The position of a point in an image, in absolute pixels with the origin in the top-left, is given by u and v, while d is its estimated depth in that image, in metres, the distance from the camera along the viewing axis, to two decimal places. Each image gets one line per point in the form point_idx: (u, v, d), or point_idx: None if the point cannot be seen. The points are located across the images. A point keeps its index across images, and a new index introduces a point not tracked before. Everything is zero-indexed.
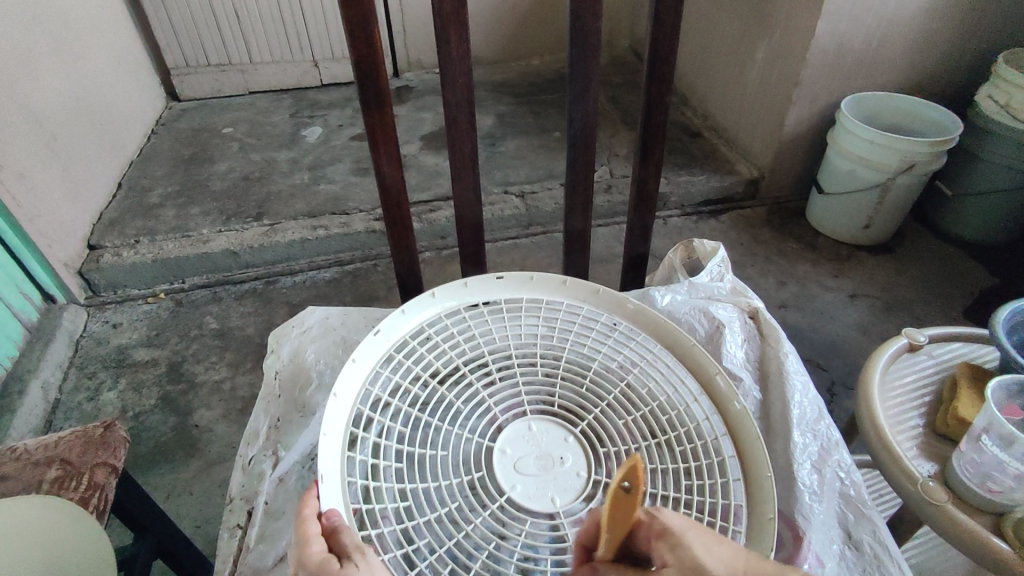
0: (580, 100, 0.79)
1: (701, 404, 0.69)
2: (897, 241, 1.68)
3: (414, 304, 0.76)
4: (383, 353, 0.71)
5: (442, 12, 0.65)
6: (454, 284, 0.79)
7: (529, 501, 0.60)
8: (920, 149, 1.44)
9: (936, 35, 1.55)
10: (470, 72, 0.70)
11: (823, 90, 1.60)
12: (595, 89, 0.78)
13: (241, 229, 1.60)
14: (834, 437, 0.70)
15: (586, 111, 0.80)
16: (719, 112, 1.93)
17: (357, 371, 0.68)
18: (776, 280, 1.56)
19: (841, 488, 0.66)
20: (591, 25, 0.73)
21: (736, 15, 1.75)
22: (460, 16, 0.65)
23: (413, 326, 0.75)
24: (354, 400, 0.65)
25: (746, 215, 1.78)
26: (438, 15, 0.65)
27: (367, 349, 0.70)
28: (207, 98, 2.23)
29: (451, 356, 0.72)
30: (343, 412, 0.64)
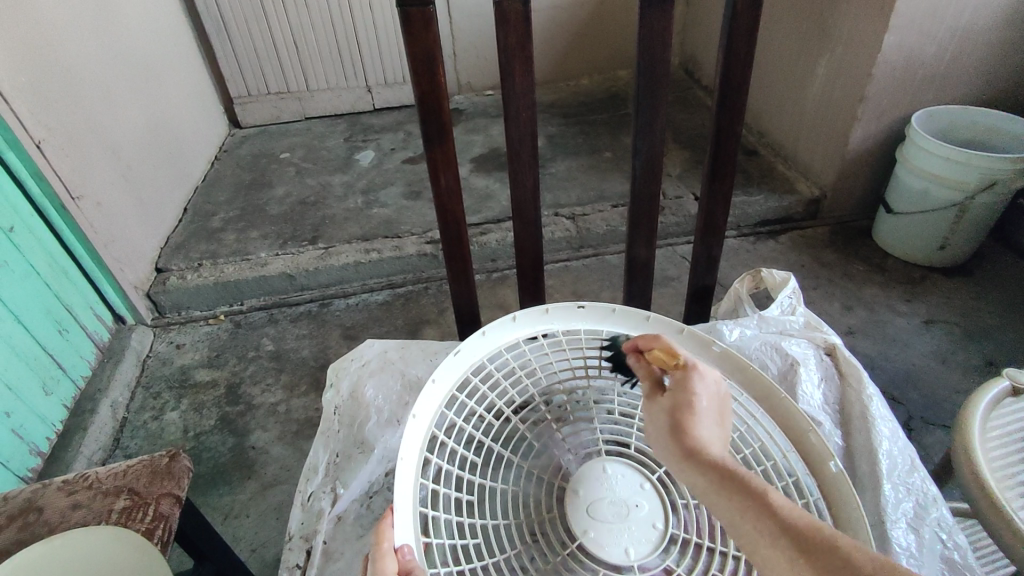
0: (645, 131, 0.77)
1: (791, 460, 0.64)
2: (975, 263, 1.57)
3: (496, 325, 0.73)
4: (458, 378, 0.68)
5: (507, 46, 0.64)
6: (535, 310, 0.75)
7: (603, 551, 0.58)
8: (1003, 166, 1.35)
9: (1018, 44, 1.46)
10: (534, 106, 0.69)
11: (891, 106, 1.53)
12: (661, 120, 0.76)
13: (297, 253, 1.64)
14: (931, 492, 0.64)
15: (652, 142, 0.78)
16: (777, 129, 1.87)
17: (434, 393, 0.65)
18: (842, 304, 1.48)
19: (942, 551, 0.60)
20: (659, 55, 0.71)
21: (794, 31, 1.70)
22: (524, 49, 0.65)
23: (490, 351, 0.71)
24: (430, 423, 0.62)
25: (807, 236, 1.71)
26: (503, 50, 0.65)
27: (447, 370, 0.67)
28: (267, 124, 2.32)
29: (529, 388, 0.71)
30: (420, 437, 0.61)
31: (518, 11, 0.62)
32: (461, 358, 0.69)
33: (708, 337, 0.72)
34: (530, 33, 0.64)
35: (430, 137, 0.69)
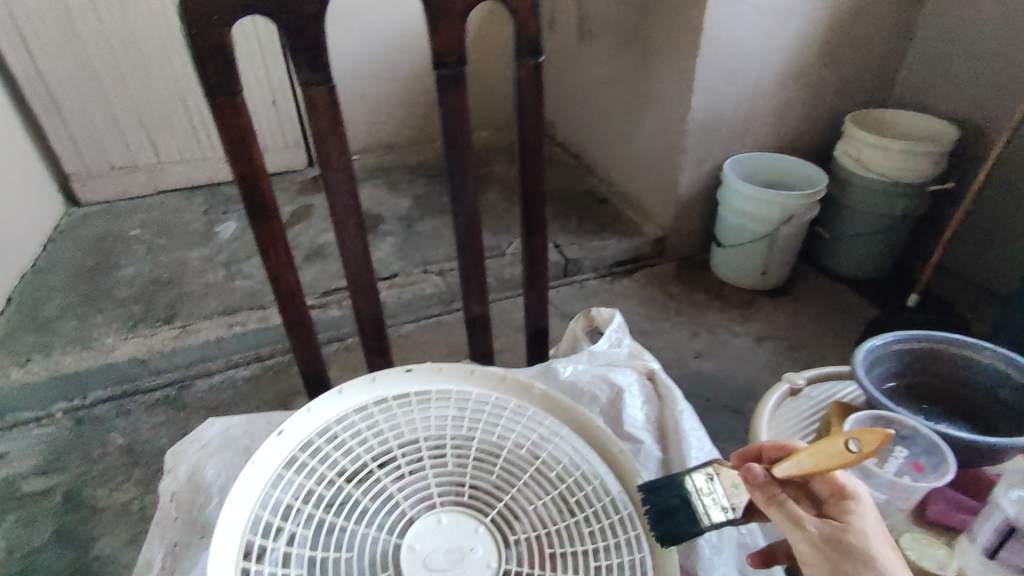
0: (461, 197, 0.77)
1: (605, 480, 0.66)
2: (791, 284, 1.82)
3: (320, 399, 0.70)
4: (279, 462, 0.65)
5: (318, 126, 0.66)
6: (362, 378, 0.73)
7: None
8: (795, 202, 1.60)
9: (796, 100, 1.75)
10: (353, 179, 0.70)
11: (707, 155, 1.76)
12: (474, 186, 0.77)
13: (149, 334, 1.54)
14: None
15: (468, 207, 0.79)
16: (621, 180, 2.08)
17: (257, 476, 0.62)
18: (689, 331, 1.64)
19: (739, 539, 0.71)
20: (463, 125, 0.72)
21: (623, 93, 1.93)
22: (337, 129, 0.66)
23: (319, 425, 0.69)
24: (251, 509, 0.60)
25: (656, 272, 1.88)
26: (314, 132, 0.66)
27: (269, 451, 0.65)
28: (113, 201, 2.18)
29: (359, 453, 0.67)
30: (240, 523, 0.59)
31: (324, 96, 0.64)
32: (284, 439, 0.66)
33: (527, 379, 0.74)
34: (341, 114, 0.66)
35: (254, 217, 0.69)
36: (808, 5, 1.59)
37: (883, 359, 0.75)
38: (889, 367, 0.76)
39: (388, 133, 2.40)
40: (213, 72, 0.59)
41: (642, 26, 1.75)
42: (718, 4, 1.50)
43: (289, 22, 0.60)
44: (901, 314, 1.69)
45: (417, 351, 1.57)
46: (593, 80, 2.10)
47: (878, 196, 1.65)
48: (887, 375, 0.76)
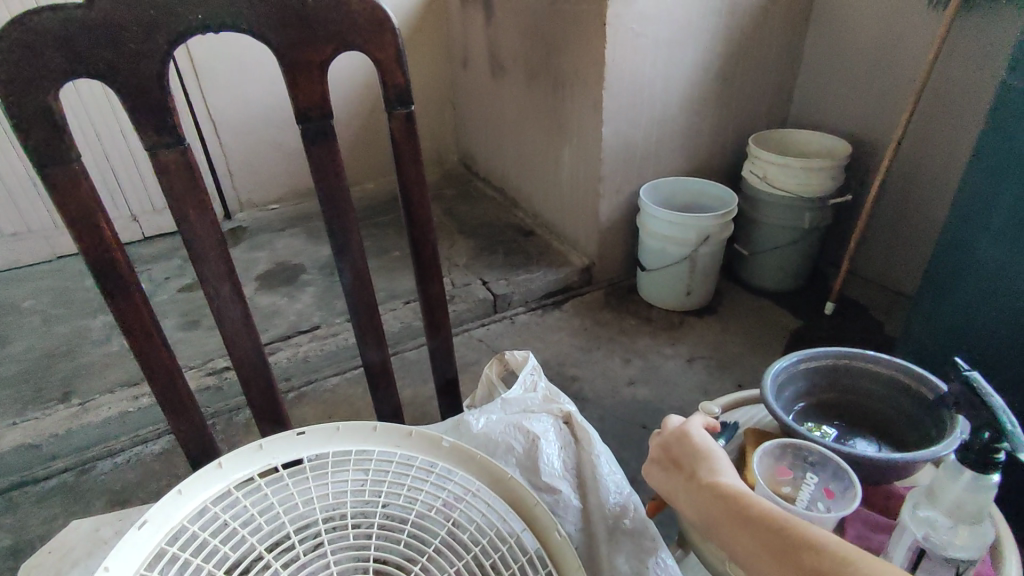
0: (344, 253, 0.72)
1: (524, 536, 0.61)
2: (715, 302, 1.86)
3: (195, 479, 0.60)
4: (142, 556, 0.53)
5: (174, 192, 0.60)
6: (244, 450, 0.64)
7: None
8: (710, 222, 1.65)
9: (702, 125, 1.82)
10: (223, 240, 0.64)
11: (623, 182, 1.79)
12: (359, 239, 0.72)
13: (42, 416, 1.40)
14: (650, 533, 0.66)
15: (354, 263, 0.73)
16: (545, 211, 2.09)
17: None
18: (621, 358, 1.64)
19: None
20: (337, 185, 0.68)
21: (539, 127, 1.96)
22: (196, 192, 0.61)
23: (194, 508, 0.58)
24: None
25: (586, 301, 1.88)
26: (170, 199, 0.60)
27: (128, 549, 0.52)
28: (3, 270, 2.00)
29: (245, 536, 0.57)
30: None
31: (177, 158, 0.59)
32: (151, 529, 0.55)
33: (431, 433, 0.70)
34: (198, 175, 0.61)
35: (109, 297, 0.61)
36: (702, 35, 1.67)
37: (791, 379, 0.76)
38: (798, 386, 0.77)
39: (307, 179, 2.34)
40: (39, 148, 0.53)
41: (550, 62, 1.79)
42: (617, 39, 1.55)
43: (123, 81, 0.54)
44: (820, 323, 1.75)
45: (345, 406, 1.49)
46: (509, 116, 2.12)
47: (786, 212, 1.72)
48: (796, 397, 0.77)
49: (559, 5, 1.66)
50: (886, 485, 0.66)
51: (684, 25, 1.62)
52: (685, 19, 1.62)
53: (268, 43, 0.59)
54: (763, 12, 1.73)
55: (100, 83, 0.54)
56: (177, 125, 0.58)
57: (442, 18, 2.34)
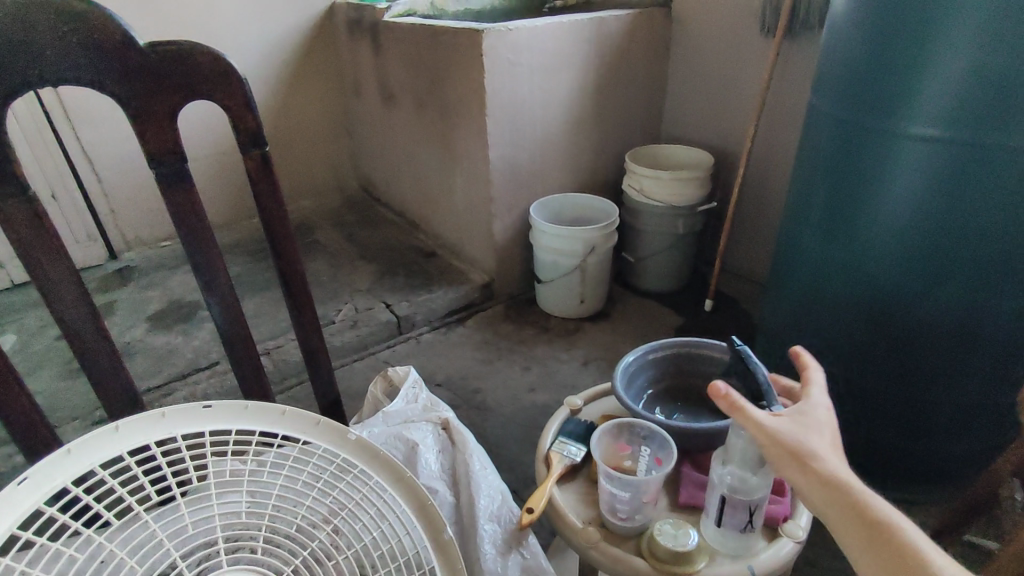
0: (211, 289, 0.80)
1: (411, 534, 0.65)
2: (608, 307, 2.00)
3: (87, 439, 0.58)
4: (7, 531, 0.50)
5: (24, 244, 0.65)
6: (147, 416, 0.63)
7: None
8: (594, 234, 1.78)
9: (582, 144, 1.96)
10: (82, 284, 0.70)
11: (514, 201, 1.89)
12: (225, 274, 0.80)
13: None
14: (514, 513, 0.78)
15: (222, 296, 0.81)
16: (445, 232, 2.15)
17: None
18: (522, 367, 1.72)
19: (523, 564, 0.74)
20: (200, 221, 0.76)
21: (431, 151, 2.03)
22: (49, 244, 0.66)
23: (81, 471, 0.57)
24: None
25: (488, 316, 1.96)
26: (21, 251, 0.65)
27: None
28: None
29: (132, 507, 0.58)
30: None
31: (25, 211, 0.64)
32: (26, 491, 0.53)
33: (342, 425, 0.70)
34: (50, 225, 0.66)
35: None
36: (573, 62, 1.81)
37: (636, 373, 0.92)
38: (641, 380, 0.93)
39: None
40: None
41: (436, 90, 1.87)
42: (494, 68, 1.65)
43: None
44: (698, 319, 1.92)
45: None
46: (403, 141, 2.18)
47: (662, 219, 1.88)
48: (646, 385, 0.94)
49: (440, 37, 1.75)
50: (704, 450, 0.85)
51: (555, 54, 1.76)
52: (555, 48, 1.75)
53: (110, 96, 0.66)
54: (627, 40, 1.90)
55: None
56: (22, 178, 0.64)
57: (331, 48, 2.37)
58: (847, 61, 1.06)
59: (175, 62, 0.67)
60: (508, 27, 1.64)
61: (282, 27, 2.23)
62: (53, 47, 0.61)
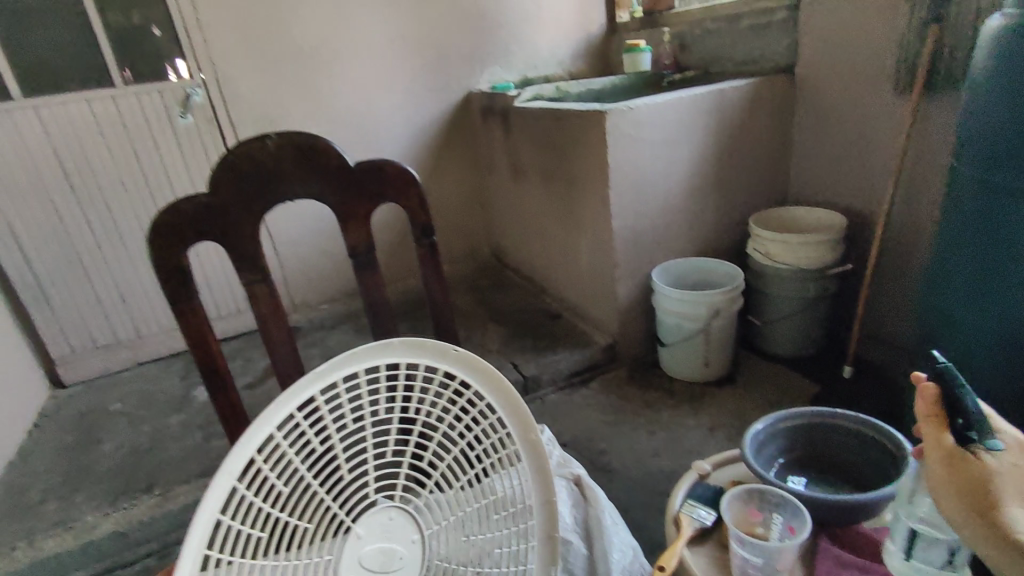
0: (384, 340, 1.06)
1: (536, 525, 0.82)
2: (735, 372, 1.96)
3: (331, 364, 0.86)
4: (265, 433, 0.82)
5: (264, 316, 0.96)
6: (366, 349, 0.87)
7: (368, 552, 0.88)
8: (719, 299, 1.78)
9: (704, 210, 2.00)
10: (295, 346, 1.00)
11: (637, 266, 1.96)
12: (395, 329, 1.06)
13: (130, 506, 1.58)
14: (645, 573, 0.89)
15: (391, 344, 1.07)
16: (570, 296, 2.26)
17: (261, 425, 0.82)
18: (646, 430, 1.73)
19: None
20: (378, 288, 1.03)
21: (557, 221, 2.18)
22: (277, 316, 0.97)
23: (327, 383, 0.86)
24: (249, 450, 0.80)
25: (611, 378, 2.01)
26: (260, 320, 0.96)
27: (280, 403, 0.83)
28: (94, 378, 2.28)
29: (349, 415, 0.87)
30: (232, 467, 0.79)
31: (265, 290, 0.95)
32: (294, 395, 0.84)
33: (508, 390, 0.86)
34: (280, 303, 0.97)
35: (216, 389, 0.95)
36: (694, 133, 1.88)
37: (763, 443, 0.93)
38: (766, 450, 0.93)
39: (354, 280, 2.59)
40: (173, 288, 0.88)
41: (563, 166, 2.03)
42: (617, 145, 1.77)
43: (228, 235, 0.90)
44: (838, 387, 1.81)
45: None
46: (531, 212, 2.36)
47: (791, 282, 1.84)
48: (776, 454, 0.95)
49: (566, 118, 1.91)
50: (852, 527, 0.85)
51: (676, 127, 1.84)
52: (676, 122, 1.84)
53: (328, 205, 0.96)
54: (749, 108, 1.94)
55: (218, 243, 0.90)
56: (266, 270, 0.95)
57: (467, 131, 2.65)
58: (986, 134, 1.11)
59: (370, 174, 0.96)
60: (630, 106, 1.76)
61: (427, 117, 2.54)
62: (299, 179, 0.93)
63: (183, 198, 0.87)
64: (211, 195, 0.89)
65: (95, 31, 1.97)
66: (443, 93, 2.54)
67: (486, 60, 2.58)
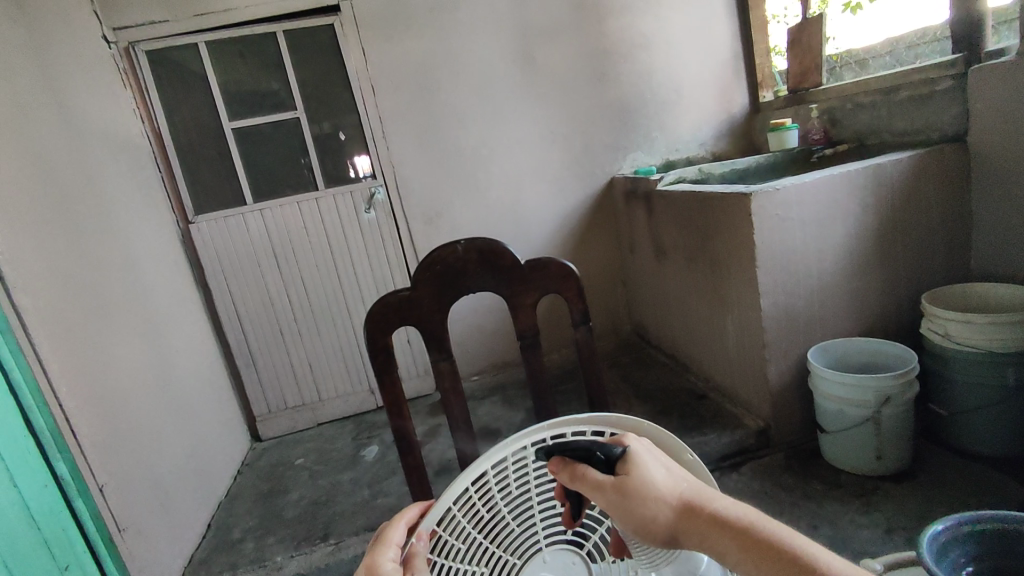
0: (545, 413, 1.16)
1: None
2: (915, 467, 1.76)
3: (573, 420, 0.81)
4: (502, 454, 0.80)
5: (445, 387, 1.11)
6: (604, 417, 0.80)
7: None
8: (889, 383, 1.64)
9: (866, 289, 1.89)
10: (469, 416, 1.13)
11: (791, 346, 1.88)
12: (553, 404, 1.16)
13: (310, 551, 1.78)
14: None
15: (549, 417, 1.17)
16: (717, 376, 2.21)
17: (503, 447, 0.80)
18: (808, 524, 1.61)
19: None
20: (541, 366, 1.15)
21: (702, 300, 2.18)
22: (456, 387, 1.11)
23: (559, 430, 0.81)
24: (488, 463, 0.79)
25: (765, 464, 1.90)
26: (442, 390, 1.11)
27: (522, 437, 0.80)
28: (284, 434, 2.65)
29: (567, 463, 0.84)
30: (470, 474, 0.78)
31: (447, 366, 1.10)
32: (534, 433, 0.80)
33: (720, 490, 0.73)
34: (459, 378, 1.11)
35: (405, 450, 1.11)
36: (851, 211, 1.82)
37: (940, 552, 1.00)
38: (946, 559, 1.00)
39: (503, 354, 2.76)
40: (380, 362, 1.06)
41: (708, 246, 2.05)
42: (765, 225, 1.76)
43: (423, 323, 1.08)
44: None
45: None
46: (673, 289, 2.39)
47: (980, 367, 1.64)
48: (961, 558, 1.02)
49: (709, 200, 1.96)
50: None
51: (829, 204, 1.80)
52: (830, 199, 1.80)
53: (502, 296, 1.11)
54: (913, 181, 1.84)
55: (414, 327, 1.07)
56: (448, 350, 1.10)
57: (611, 213, 2.79)
58: None
59: (539, 271, 1.11)
60: (777, 186, 1.76)
61: (572, 202, 2.73)
62: (479, 275, 1.09)
63: (390, 292, 1.06)
64: (411, 289, 1.07)
65: (308, 148, 2.44)
66: (588, 180, 2.72)
67: (629, 147, 2.73)
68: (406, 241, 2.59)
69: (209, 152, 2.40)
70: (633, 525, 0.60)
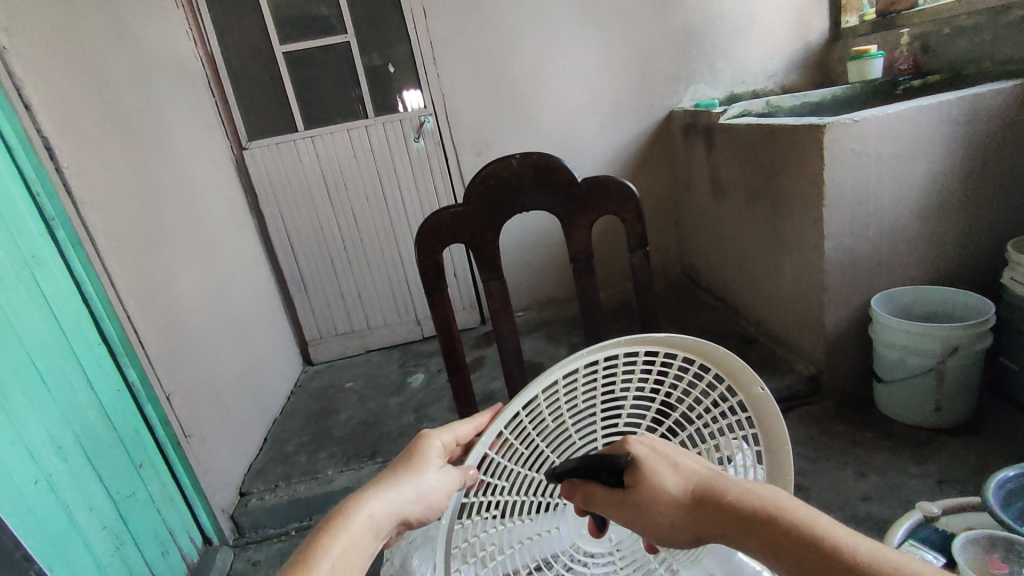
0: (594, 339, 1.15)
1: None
2: (977, 420, 1.68)
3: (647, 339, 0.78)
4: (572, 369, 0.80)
5: (494, 307, 1.11)
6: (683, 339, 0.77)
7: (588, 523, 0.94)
8: (957, 333, 1.55)
9: (942, 234, 1.76)
10: (517, 340, 1.13)
11: (852, 291, 1.79)
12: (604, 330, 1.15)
13: (359, 468, 1.87)
14: None
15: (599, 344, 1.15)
16: (769, 321, 2.14)
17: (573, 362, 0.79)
18: (855, 471, 1.57)
19: None
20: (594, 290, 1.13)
21: (759, 241, 2.09)
22: (505, 307, 1.11)
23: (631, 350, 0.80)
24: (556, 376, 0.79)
25: (813, 410, 1.86)
26: (491, 310, 1.11)
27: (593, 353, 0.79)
28: (334, 359, 2.75)
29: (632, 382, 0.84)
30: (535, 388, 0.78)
31: (497, 286, 1.10)
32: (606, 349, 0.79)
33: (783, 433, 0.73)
34: (508, 298, 1.11)
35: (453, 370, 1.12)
36: (935, 148, 1.67)
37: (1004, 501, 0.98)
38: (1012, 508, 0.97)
39: (548, 291, 2.75)
40: (431, 280, 1.06)
41: (770, 184, 1.94)
42: (836, 161, 1.64)
43: (474, 241, 1.07)
44: None
45: None
46: (729, 228, 2.30)
47: None
48: None
49: (776, 133, 1.83)
50: None
51: (910, 139, 1.65)
52: (912, 134, 1.65)
53: (556, 215, 1.08)
54: (1010, 117, 1.67)
55: (465, 246, 1.06)
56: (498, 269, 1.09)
57: (668, 149, 2.67)
58: None
59: (597, 192, 1.07)
60: (853, 119, 1.62)
61: (626, 137, 2.62)
62: (534, 192, 1.06)
63: (442, 209, 1.04)
64: (462, 206, 1.05)
65: (358, 75, 2.41)
66: (645, 114, 2.60)
67: (691, 78, 2.57)
68: (454, 173, 2.56)
69: (261, 77, 2.39)
70: (655, 533, 0.62)
